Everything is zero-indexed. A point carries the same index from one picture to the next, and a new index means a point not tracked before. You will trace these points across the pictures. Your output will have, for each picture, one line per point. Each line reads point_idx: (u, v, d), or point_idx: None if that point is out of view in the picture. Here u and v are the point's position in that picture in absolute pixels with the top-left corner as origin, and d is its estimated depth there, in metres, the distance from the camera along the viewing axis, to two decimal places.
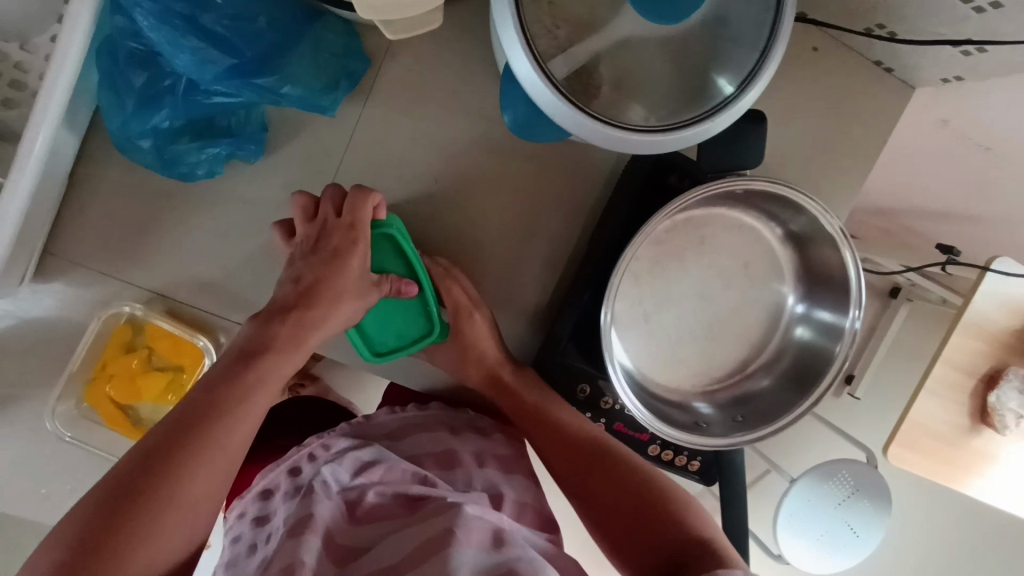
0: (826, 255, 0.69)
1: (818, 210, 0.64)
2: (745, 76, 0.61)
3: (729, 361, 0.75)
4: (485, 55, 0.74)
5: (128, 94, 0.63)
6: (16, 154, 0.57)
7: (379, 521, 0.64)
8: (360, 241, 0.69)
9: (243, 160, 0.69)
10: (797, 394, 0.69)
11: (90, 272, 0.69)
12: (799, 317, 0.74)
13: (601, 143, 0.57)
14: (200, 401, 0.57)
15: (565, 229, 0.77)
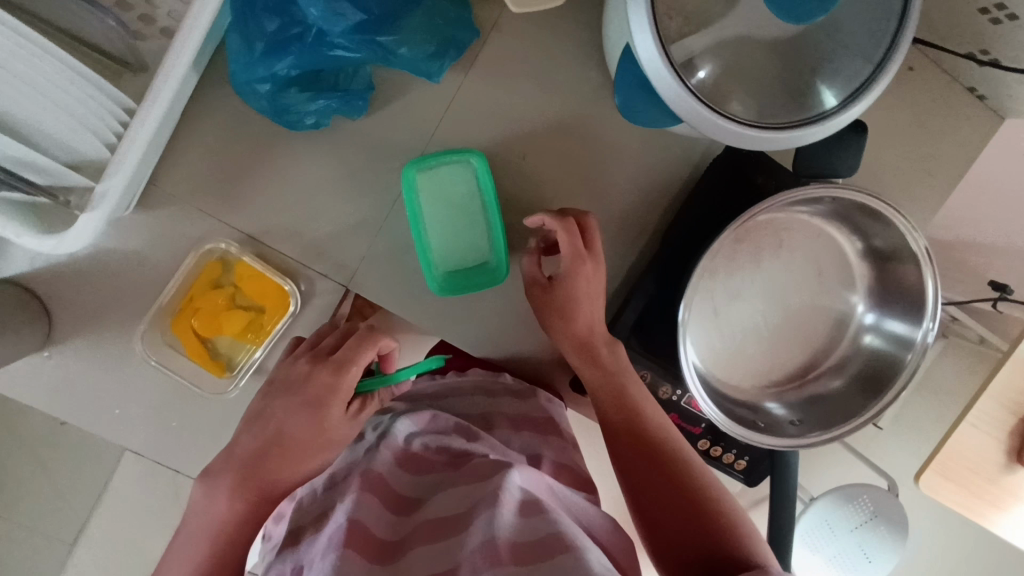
0: (905, 272, 0.69)
1: (907, 228, 0.65)
2: (853, 90, 0.62)
3: (796, 362, 0.76)
4: (587, 40, 0.75)
5: (257, 38, 0.65)
6: (148, 86, 0.59)
7: (428, 478, 0.70)
8: (336, 391, 0.66)
9: (347, 116, 0.71)
10: (865, 399, 0.70)
11: (186, 206, 0.73)
12: (867, 326, 0.74)
13: (709, 134, 0.58)
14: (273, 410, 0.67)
15: (640, 219, 0.79)
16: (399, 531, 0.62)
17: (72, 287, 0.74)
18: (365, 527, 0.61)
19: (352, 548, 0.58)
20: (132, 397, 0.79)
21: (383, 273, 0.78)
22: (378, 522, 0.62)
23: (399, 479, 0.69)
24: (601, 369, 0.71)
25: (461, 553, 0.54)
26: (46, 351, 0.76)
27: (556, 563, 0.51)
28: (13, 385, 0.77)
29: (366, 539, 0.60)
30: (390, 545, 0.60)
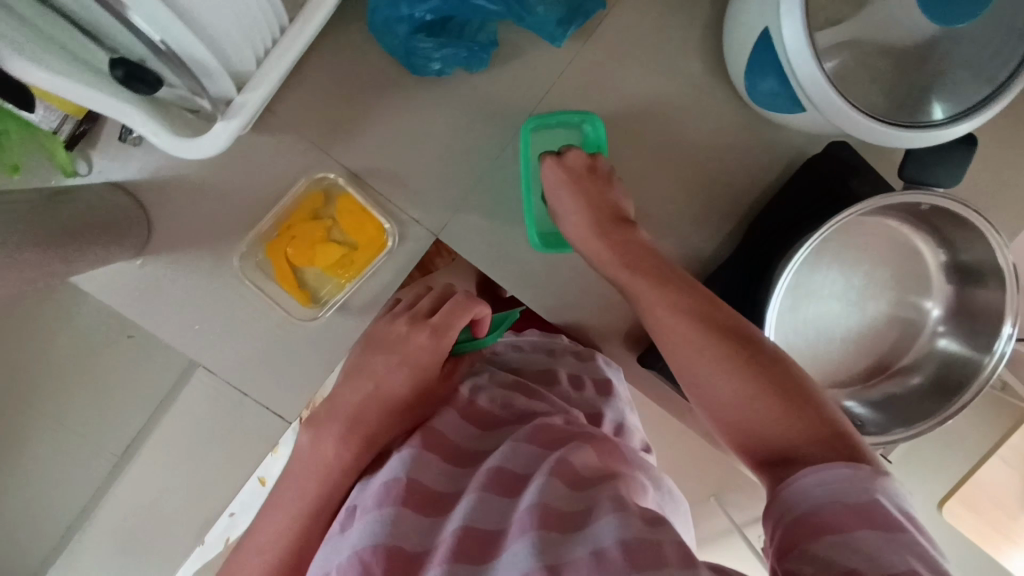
0: (983, 293, 0.71)
1: (997, 243, 0.66)
2: (966, 107, 0.63)
3: (873, 360, 0.78)
4: (708, 26, 0.76)
5: None
6: (301, 11, 0.62)
7: (493, 431, 0.70)
8: (440, 345, 0.76)
9: (466, 69, 0.73)
10: (938, 401, 0.72)
11: (299, 136, 0.76)
12: (941, 330, 0.76)
13: (837, 123, 0.59)
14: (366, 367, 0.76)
15: (729, 207, 0.81)
16: (462, 483, 0.62)
17: (177, 200, 0.77)
18: (424, 482, 0.62)
19: (411, 504, 0.58)
20: (214, 315, 0.81)
21: (473, 226, 0.80)
22: (440, 474, 0.62)
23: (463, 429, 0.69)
24: (662, 283, 0.66)
25: (511, 517, 0.55)
26: (140, 258, 0.78)
27: (581, 539, 0.51)
28: (104, 288, 0.80)
29: (426, 494, 0.60)
30: (452, 497, 0.61)
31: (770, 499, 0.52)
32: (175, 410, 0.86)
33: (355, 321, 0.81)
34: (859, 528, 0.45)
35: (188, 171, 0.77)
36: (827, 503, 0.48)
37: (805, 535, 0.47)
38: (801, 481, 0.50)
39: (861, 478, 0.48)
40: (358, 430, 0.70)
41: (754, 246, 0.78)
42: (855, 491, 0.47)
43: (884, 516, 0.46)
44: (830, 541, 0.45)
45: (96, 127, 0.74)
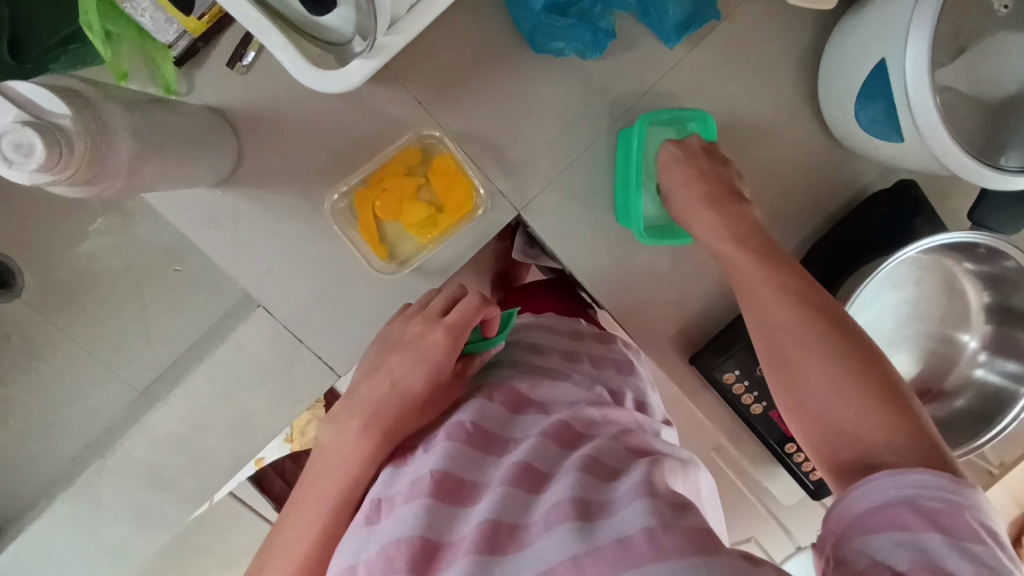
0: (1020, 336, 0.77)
1: None
2: None
3: (917, 383, 0.81)
4: (811, 53, 0.81)
5: None
6: None
7: (519, 419, 0.71)
8: (453, 342, 0.75)
9: (582, 54, 0.76)
10: (972, 428, 0.78)
11: (408, 92, 0.77)
12: (979, 360, 0.80)
13: (938, 153, 0.63)
14: (380, 367, 0.76)
15: (798, 226, 0.85)
16: (488, 471, 0.63)
17: (271, 134, 0.77)
18: (453, 473, 0.62)
19: (437, 497, 0.60)
20: (285, 255, 0.80)
21: (557, 207, 0.81)
22: (465, 464, 0.63)
23: (488, 413, 0.70)
24: (777, 271, 0.66)
25: (534, 516, 0.57)
26: (221, 187, 0.77)
27: (605, 527, 0.53)
28: (176, 211, 0.77)
29: (451, 483, 0.62)
30: (477, 487, 0.62)
31: (839, 498, 0.52)
32: (223, 347, 0.85)
33: (425, 281, 0.82)
34: (923, 531, 0.46)
35: (289, 108, 0.77)
36: (895, 505, 0.48)
37: (867, 533, 0.48)
38: (878, 481, 0.50)
39: (941, 487, 0.48)
40: (376, 424, 0.71)
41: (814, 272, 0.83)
42: (923, 494, 0.48)
43: (955, 522, 0.46)
44: (890, 539, 0.47)
45: (207, 48, 0.74)
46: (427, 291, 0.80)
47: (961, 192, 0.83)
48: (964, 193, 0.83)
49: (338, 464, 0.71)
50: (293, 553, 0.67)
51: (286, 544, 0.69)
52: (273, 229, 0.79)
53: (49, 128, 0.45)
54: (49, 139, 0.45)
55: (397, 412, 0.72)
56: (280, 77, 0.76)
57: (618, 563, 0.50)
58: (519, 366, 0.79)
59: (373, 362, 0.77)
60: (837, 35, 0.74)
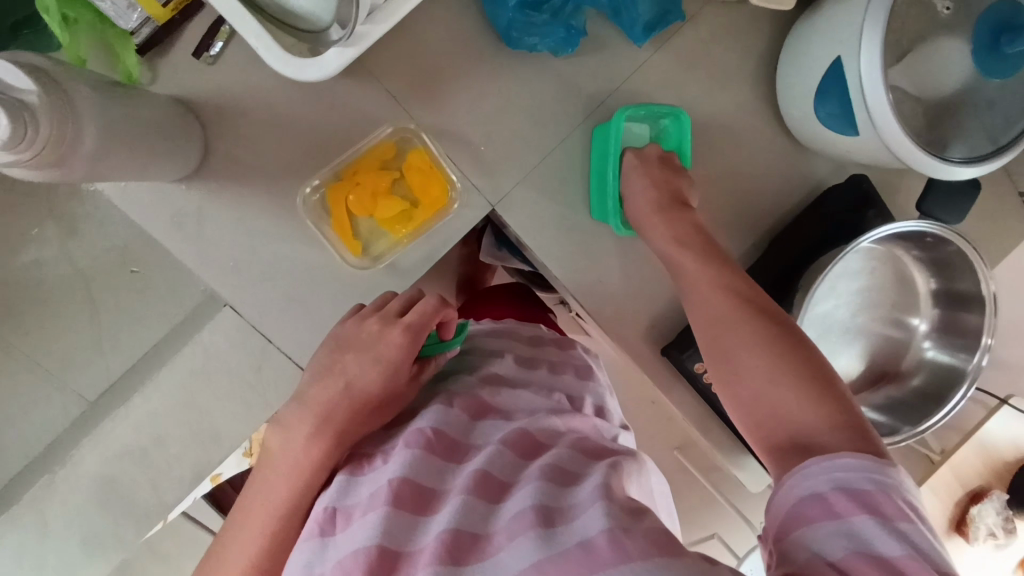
0: (965, 319, 0.81)
1: (984, 272, 0.77)
2: (974, 156, 0.73)
3: (876, 368, 0.85)
4: (769, 54, 0.85)
5: None
6: None
7: (477, 425, 0.71)
8: (412, 341, 0.74)
9: (555, 51, 0.77)
10: (929, 406, 0.82)
11: (380, 87, 0.77)
12: (928, 340, 0.85)
13: (893, 145, 0.67)
14: (331, 365, 0.75)
15: (761, 220, 0.88)
16: (448, 478, 0.64)
17: (239, 127, 0.75)
18: (414, 482, 0.62)
19: (399, 505, 0.60)
20: (252, 253, 0.78)
21: (532, 202, 0.82)
22: (426, 470, 0.64)
23: (449, 419, 0.70)
24: (724, 270, 0.68)
25: (498, 522, 0.57)
26: (187, 182, 0.75)
27: (568, 532, 0.54)
28: (136, 208, 0.75)
29: (411, 492, 0.61)
30: (437, 494, 0.62)
31: (777, 487, 0.52)
32: (188, 349, 0.81)
33: (400, 277, 0.81)
34: (857, 519, 0.46)
35: (257, 101, 0.75)
36: (827, 492, 0.48)
37: (803, 525, 0.48)
38: (809, 468, 0.50)
39: (869, 467, 0.49)
40: (328, 426, 0.71)
41: (772, 268, 0.85)
42: (854, 478, 0.48)
43: (884, 504, 0.47)
44: (827, 531, 0.46)
45: (173, 38, 0.72)
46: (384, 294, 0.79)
47: (909, 186, 0.88)
48: (910, 187, 0.88)
49: (290, 466, 0.69)
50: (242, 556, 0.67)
51: (232, 550, 0.68)
52: (239, 227, 0.77)
53: (17, 108, 0.42)
54: (15, 117, 0.42)
55: (354, 411, 0.72)
56: (248, 70, 0.74)
57: (582, 569, 0.51)
58: (486, 371, 0.81)
59: (326, 360, 0.76)
60: (794, 35, 0.77)
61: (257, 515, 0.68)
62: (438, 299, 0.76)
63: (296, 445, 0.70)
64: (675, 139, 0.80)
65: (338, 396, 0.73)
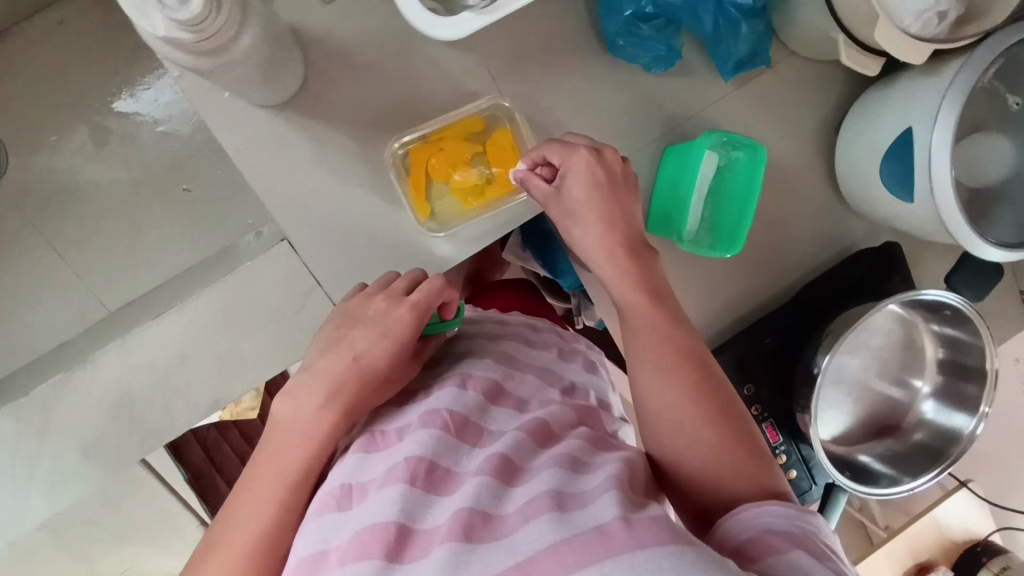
0: (965, 388, 0.88)
1: (989, 350, 0.84)
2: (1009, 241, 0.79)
3: (880, 418, 0.92)
4: (834, 112, 0.90)
5: None
6: None
7: (498, 411, 0.68)
8: (418, 318, 0.72)
9: (646, 67, 0.81)
10: (925, 460, 0.88)
11: (478, 61, 0.79)
12: (925, 397, 0.91)
13: (945, 216, 0.73)
14: (335, 334, 0.72)
15: (791, 264, 0.95)
16: (463, 460, 0.61)
17: (338, 69, 0.76)
18: (428, 462, 0.59)
19: (418, 485, 0.57)
20: (320, 193, 0.78)
21: None
22: (443, 450, 0.61)
23: (462, 399, 0.67)
24: (667, 326, 0.68)
25: (511, 505, 0.55)
26: (273, 111, 0.76)
27: (582, 515, 0.51)
28: (218, 124, 0.75)
29: (428, 472, 0.59)
30: (452, 474, 0.60)
31: (718, 529, 0.57)
32: (230, 277, 0.81)
33: (458, 247, 0.82)
34: (798, 552, 0.51)
35: (362, 48, 0.76)
36: (760, 533, 0.54)
37: (744, 560, 0.52)
38: (741, 516, 0.56)
39: (791, 514, 0.54)
40: (336, 399, 0.67)
41: (796, 315, 0.94)
42: (784, 519, 0.54)
43: (812, 543, 0.52)
44: (778, 565, 0.50)
45: None
46: (387, 273, 0.77)
47: (934, 261, 0.95)
48: (932, 260, 0.95)
49: (303, 434, 0.66)
50: (249, 525, 0.62)
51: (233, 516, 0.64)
52: (314, 164, 0.77)
53: None
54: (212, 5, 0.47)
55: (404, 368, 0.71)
56: (358, 17, 0.76)
57: (596, 550, 0.47)
58: (525, 353, 0.82)
59: (332, 329, 0.74)
60: (864, 99, 0.83)
61: (267, 483, 0.64)
62: (444, 278, 0.74)
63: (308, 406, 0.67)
64: (749, 169, 0.81)
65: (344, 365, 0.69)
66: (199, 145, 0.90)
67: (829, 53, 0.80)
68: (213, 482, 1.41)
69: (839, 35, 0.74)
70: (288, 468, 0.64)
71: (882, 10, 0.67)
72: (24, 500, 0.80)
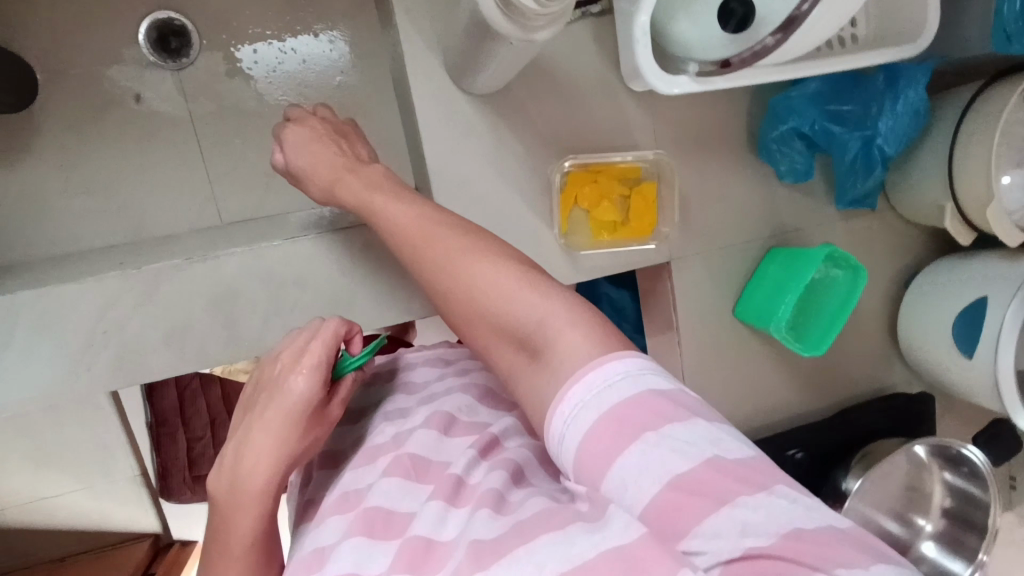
0: (965, 539, 0.96)
1: (997, 509, 0.93)
2: None
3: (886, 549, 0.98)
4: (908, 268, 1.03)
5: (827, 105, 0.86)
6: (805, 60, 0.75)
7: (454, 441, 0.71)
8: (313, 371, 0.66)
9: (782, 175, 0.93)
10: None
11: (650, 121, 0.89)
12: (926, 534, 0.99)
13: (999, 375, 0.84)
14: (247, 406, 0.69)
15: (836, 386, 1.04)
16: (413, 503, 0.63)
17: (538, 84, 0.84)
18: (379, 511, 0.62)
19: (370, 534, 0.60)
20: (479, 180, 0.84)
21: (700, 275, 0.94)
22: (398, 498, 0.63)
23: (422, 443, 0.69)
24: (436, 217, 0.65)
25: (450, 532, 0.57)
26: (472, 96, 0.82)
27: (496, 525, 0.54)
28: (420, 90, 0.81)
29: (382, 519, 0.61)
30: (405, 518, 0.62)
31: (549, 427, 0.51)
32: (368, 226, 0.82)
33: (576, 269, 0.88)
34: (638, 444, 0.46)
35: (561, 73, 0.85)
36: (591, 423, 0.48)
37: (596, 481, 0.47)
38: (561, 405, 0.50)
39: (616, 376, 0.49)
40: (262, 466, 0.64)
41: (836, 430, 1.01)
42: (624, 394, 0.48)
43: (634, 412, 0.47)
44: (623, 468, 0.46)
45: None
46: (290, 332, 0.72)
47: (949, 422, 1.07)
48: (947, 422, 1.07)
49: (243, 497, 0.64)
50: None
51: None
52: (485, 155, 0.84)
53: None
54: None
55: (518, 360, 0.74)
56: (569, 48, 0.85)
57: (489, 559, 0.49)
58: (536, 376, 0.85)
59: (242, 413, 0.70)
60: (945, 264, 0.97)
61: (230, 544, 0.64)
62: (340, 320, 0.68)
63: (244, 464, 0.64)
64: (840, 290, 0.91)
65: (263, 431, 0.65)
66: (362, 104, 0.94)
67: (928, 219, 0.94)
68: (173, 434, 1.20)
69: (948, 204, 0.88)
70: (240, 535, 0.64)
71: (996, 195, 0.81)
72: (85, 369, 0.76)
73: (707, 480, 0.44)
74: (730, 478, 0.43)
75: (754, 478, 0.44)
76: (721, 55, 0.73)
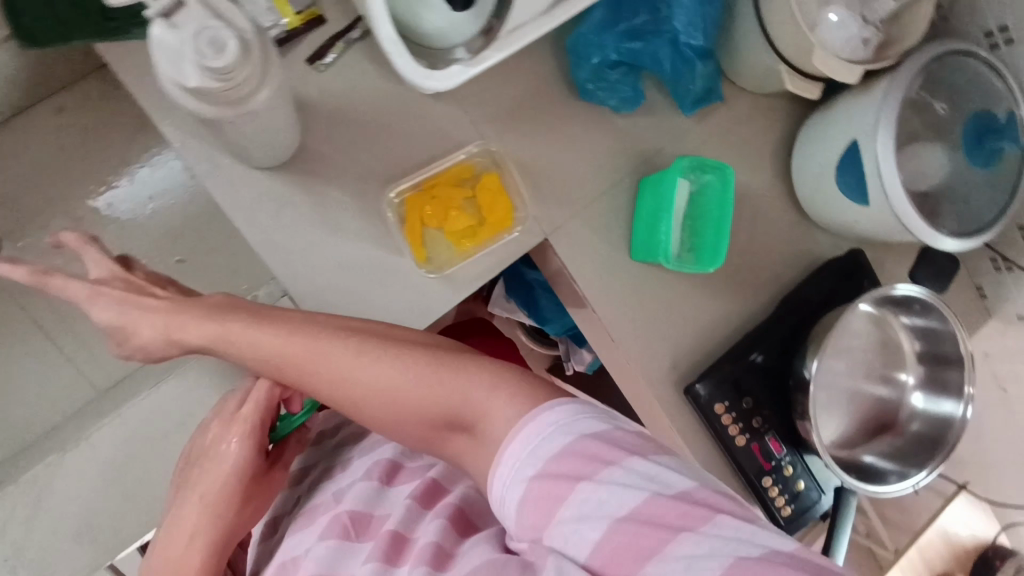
0: (947, 376, 0.93)
1: (961, 335, 0.89)
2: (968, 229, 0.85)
3: (875, 419, 0.96)
4: (785, 138, 0.99)
5: (619, 23, 0.84)
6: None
7: (398, 489, 0.71)
8: (247, 438, 0.70)
9: (615, 108, 0.89)
10: (927, 452, 0.91)
11: (463, 114, 0.85)
12: (911, 387, 0.96)
13: (900, 211, 0.80)
14: (184, 471, 0.72)
15: (769, 280, 1.00)
16: (355, 560, 0.62)
17: (335, 128, 0.81)
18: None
19: None
20: (319, 246, 0.80)
21: (582, 236, 0.91)
22: (338, 560, 0.63)
23: (364, 498, 0.69)
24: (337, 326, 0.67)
25: None
26: (273, 169, 0.79)
27: None
28: (220, 186, 0.78)
29: None
30: None
31: (495, 489, 0.55)
32: None
33: (455, 287, 0.84)
34: (580, 490, 0.50)
35: (352, 108, 0.81)
36: (532, 481, 0.52)
37: (545, 530, 0.51)
38: (502, 469, 0.54)
39: (551, 430, 0.53)
40: (198, 543, 0.68)
41: (784, 323, 0.96)
42: (561, 445, 0.52)
43: (571, 463, 0.51)
44: (569, 519, 0.50)
45: (292, 45, 0.80)
46: (222, 396, 0.74)
47: (891, 264, 1.03)
48: (889, 266, 1.04)
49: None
50: None
51: None
52: (314, 219, 0.80)
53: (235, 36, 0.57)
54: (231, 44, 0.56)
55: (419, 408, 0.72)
56: (349, 81, 0.81)
57: None
58: None
59: (178, 481, 0.73)
60: (813, 121, 0.93)
61: None
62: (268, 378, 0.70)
63: (179, 543, 0.68)
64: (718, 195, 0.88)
65: (200, 502, 0.69)
66: None
67: (775, 87, 0.90)
68: None
69: (782, 66, 0.83)
70: None
71: (816, 40, 0.77)
72: None
73: (652, 518, 0.48)
74: (672, 514, 0.48)
75: (696, 511, 0.48)
76: (478, 26, 0.72)
